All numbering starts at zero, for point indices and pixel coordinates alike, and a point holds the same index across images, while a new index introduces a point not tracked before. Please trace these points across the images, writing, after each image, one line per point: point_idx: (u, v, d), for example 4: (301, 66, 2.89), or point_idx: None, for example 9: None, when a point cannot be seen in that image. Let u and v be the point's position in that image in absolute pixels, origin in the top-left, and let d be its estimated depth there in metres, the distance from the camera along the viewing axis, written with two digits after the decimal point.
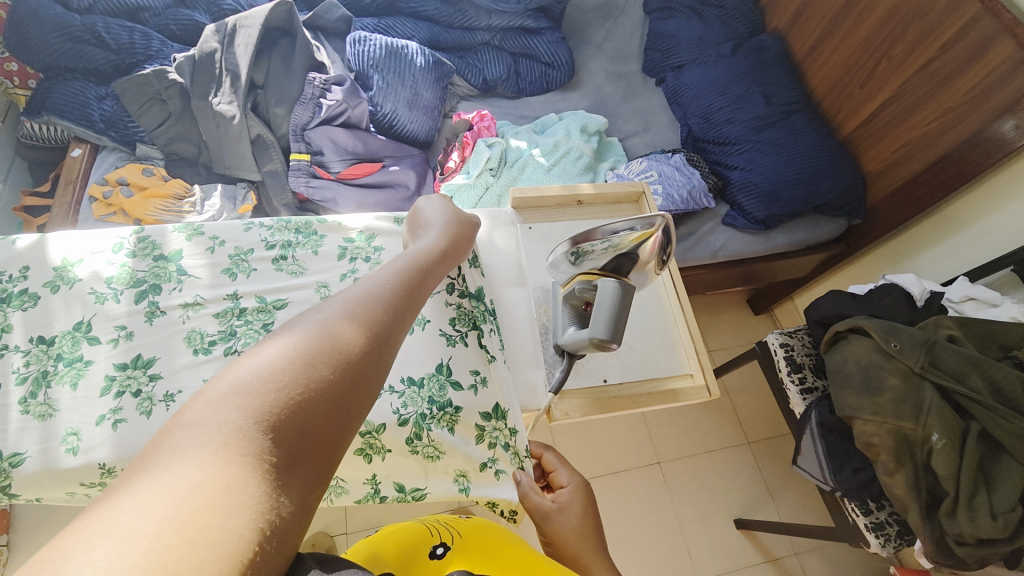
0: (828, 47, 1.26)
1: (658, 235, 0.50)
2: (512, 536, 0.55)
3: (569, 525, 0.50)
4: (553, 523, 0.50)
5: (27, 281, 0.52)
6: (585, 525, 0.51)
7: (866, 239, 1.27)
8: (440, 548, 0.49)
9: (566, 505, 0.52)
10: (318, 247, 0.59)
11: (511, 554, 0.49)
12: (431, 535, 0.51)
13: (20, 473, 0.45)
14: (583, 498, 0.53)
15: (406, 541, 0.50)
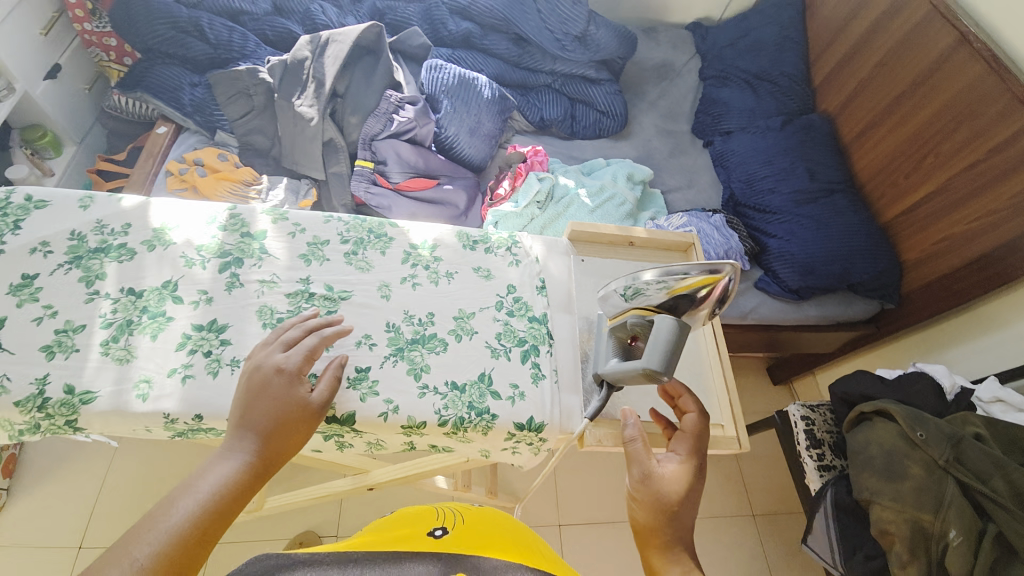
0: (876, 134, 1.31)
1: (722, 282, 0.52)
2: (516, 531, 0.59)
3: (670, 497, 0.49)
4: (652, 486, 0.50)
5: (127, 237, 0.57)
6: (680, 502, 0.50)
7: (897, 324, 1.28)
8: (439, 531, 0.53)
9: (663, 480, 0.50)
10: (386, 249, 0.63)
11: (507, 542, 0.52)
12: (437, 518, 0.57)
13: (88, 409, 0.47)
14: (691, 477, 0.52)
15: (411, 526, 0.55)
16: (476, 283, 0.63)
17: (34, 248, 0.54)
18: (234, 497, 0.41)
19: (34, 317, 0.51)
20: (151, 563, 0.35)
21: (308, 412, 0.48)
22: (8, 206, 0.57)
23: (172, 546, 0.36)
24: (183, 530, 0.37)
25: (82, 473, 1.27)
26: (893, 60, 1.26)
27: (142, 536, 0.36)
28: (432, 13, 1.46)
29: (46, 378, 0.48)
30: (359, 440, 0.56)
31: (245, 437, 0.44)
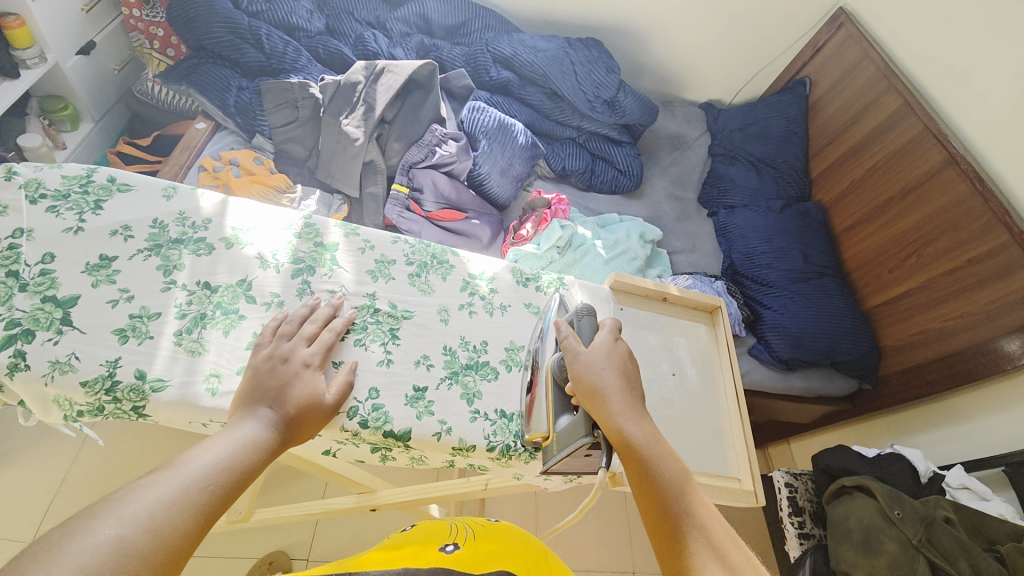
0: (866, 230, 1.46)
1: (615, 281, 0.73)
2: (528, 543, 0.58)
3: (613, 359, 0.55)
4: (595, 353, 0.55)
5: (206, 232, 0.58)
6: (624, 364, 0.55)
7: (873, 404, 1.37)
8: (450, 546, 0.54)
9: (619, 360, 0.56)
10: (447, 274, 0.66)
11: (515, 556, 0.53)
12: (450, 534, 0.57)
13: (158, 397, 0.48)
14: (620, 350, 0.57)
15: (424, 538, 0.56)
16: (527, 319, 0.66)
17: (115, 231, 0.55)
18: (254, 464, 0.44)
19: (110, 299, 0.52)
20: (182, 490, 0.39)
21: (323, 409, 0.50)
22: (89, 185, 0.58)
23: (200, 485, 0.40)
24: (211, 475, 0.41)
25: (44, 462, 1.21)
26: (886, 168, 1.42)
27: (177, 469, 0.40)
28: (477, 59, 1.57)
29: (118, 361, 0.49)
30: (403, 455, 0.56)
31: (264, 413, 0.47)
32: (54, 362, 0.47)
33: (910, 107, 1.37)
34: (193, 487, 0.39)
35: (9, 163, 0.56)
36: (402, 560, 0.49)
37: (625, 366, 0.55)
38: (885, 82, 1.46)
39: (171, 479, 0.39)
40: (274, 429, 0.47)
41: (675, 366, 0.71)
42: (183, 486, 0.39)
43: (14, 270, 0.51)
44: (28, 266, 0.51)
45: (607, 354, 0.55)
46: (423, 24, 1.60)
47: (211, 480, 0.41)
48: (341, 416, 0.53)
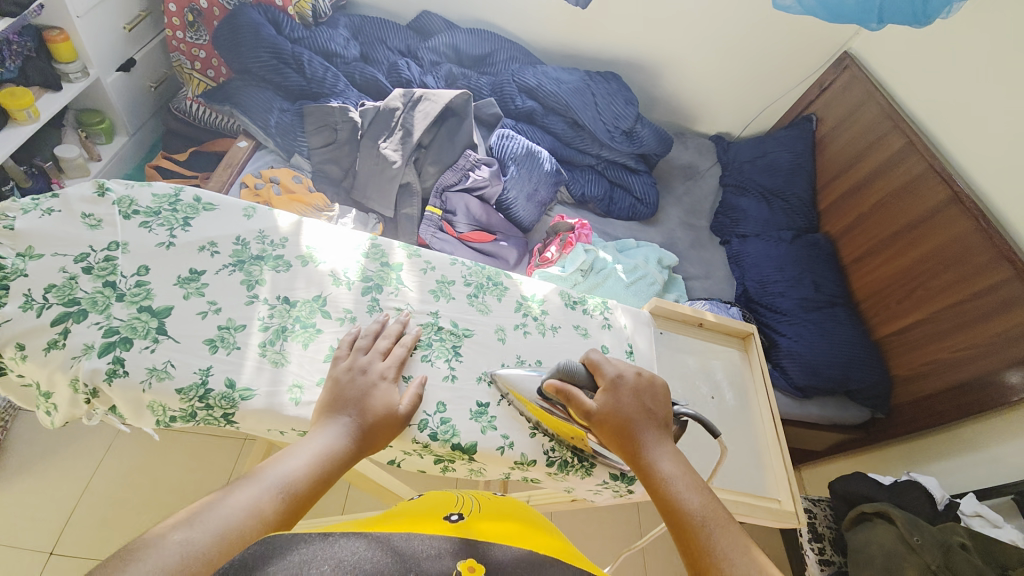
0: (872, 262, 1.51)
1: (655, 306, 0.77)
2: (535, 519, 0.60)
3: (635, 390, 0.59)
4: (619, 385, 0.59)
5: (284, 250, 0.62)
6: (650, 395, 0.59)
7: (886, 432, 1.41)
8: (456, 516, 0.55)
9: (651, 392, 0.59)
10: (502, 295, 0.69)
11: (529, 532, 0.54)
12: (455, 505, 0.58)
13: (247, 405, 0.51)
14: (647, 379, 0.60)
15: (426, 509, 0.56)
16: (577, 340, 0.70)
17: (203, 246, 0.59)
18: (327, 474, 0.48)
19: (200, 311, 0.55)
20: (262, 497, 0.43)
21: (395, 419, 0.54)
22: (177, 203, 0.61)
23: (276, 494, 0.44)
24: (286, 484, 0.45)
25: (65, 470, 1.21)
26: (891, 202, 1.49)
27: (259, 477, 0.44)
28: (504, 89, 1.64)
29: (209, 370, 0.52)
30: (463, 466, 0.59)
31: (341, 426, 0.51)
32: (152, 369, 0.50)
33: (914, 146, 1.45)
34: (275, 494, 0.44)
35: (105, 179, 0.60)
36: (410, 523, 0.49)
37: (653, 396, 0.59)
38: (889, 121, 1.54)
39: (252, 486, 0.43)
40: (350, 439, 0.50)
41: (714, 389, 0.74)
42: (263, 492, 0.43)
43: (112, 280, 0.54)
44: (125, 277, 0.54)
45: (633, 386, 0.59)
46: (453, 54, 1.68)
47: (290, 488, 0.45)
48: (412, 428, 0.56)
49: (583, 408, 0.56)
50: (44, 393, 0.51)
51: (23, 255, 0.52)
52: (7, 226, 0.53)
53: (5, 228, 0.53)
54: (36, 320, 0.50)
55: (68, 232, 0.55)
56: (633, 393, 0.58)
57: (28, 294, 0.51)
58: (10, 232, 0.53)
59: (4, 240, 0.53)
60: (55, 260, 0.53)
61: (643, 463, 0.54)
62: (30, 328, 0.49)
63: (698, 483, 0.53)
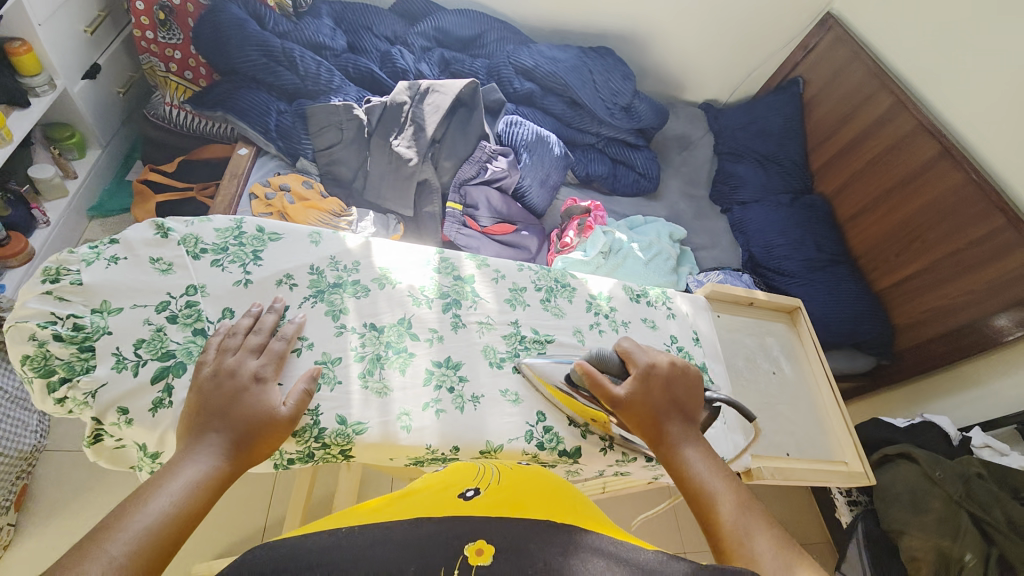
0: (868, 218, 1.58)
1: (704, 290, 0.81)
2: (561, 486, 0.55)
3: (661, 378, 0.60)
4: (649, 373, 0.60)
5: (359, 274, 0.63)
6: (669, 383, 0.61)
7: (890, 378, 1.52)
8: (471, 492, 0.49)
9: (681, 380, 0.61)
10: (572, 297, 0.71)
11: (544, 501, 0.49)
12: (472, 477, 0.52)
13: (363, 438, 0.53)
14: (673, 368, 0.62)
15: (444, 480, 0.52)
16: (646, 332, 0.72)
17: (279, 281, 0.60)
18: (211, 497, 0.44)
19: (294, 349, 0.56)
20: (135, 543, 0.39)
21: (279, 421, 0.50)
22: (242, 236, 0.61)
23: (165, 519, 0.41)
24: (173, 510, 0.42)
25: (100, 507, 1.16)
26: (884, 159, 1.54)
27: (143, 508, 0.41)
28: (500, 71, 1.60)
29: (319, 409, 0.53)
30: (564, 468, 0.64)
31: (212, 445, 0.46)
32: None
33: (904, 104, 1.48)
34: (150, 537, 0.40)
35: (162, 219, 0.60)
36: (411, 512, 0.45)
37: (674, 381, 0.61)
38: (877, 81, 1.57)
39: (123, 530, 0.39)
40: (229, 455, 0.47)
41: (773, 364, 0.79)
42: (139, 540, 0.39)
43: (201, 326, 0.55)
44: (211, 322, 0.56)
45: (658, 371, 0.61)
46: (441, 37, 1.62)
47: (165, 524, 0.41)
48: (520, 440, 0.58)
49: (610, 394, 0.58)
50: (149, 453, 0.52)
51: (100, 312, 0.53)
52: (74, 282, 0.53)
53: (73, 284, 0.53)
54: (135, 380, 0.51)
55: (142, 281, 0.55)
56: (664, 379, 0.61)
57: (118, 354, 0.51)
58: (78, 287, 0.53)
59: (75, 298, 0.53)
60: (136, 312, 0.54)
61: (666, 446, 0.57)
62: (130, 389, 0.50)
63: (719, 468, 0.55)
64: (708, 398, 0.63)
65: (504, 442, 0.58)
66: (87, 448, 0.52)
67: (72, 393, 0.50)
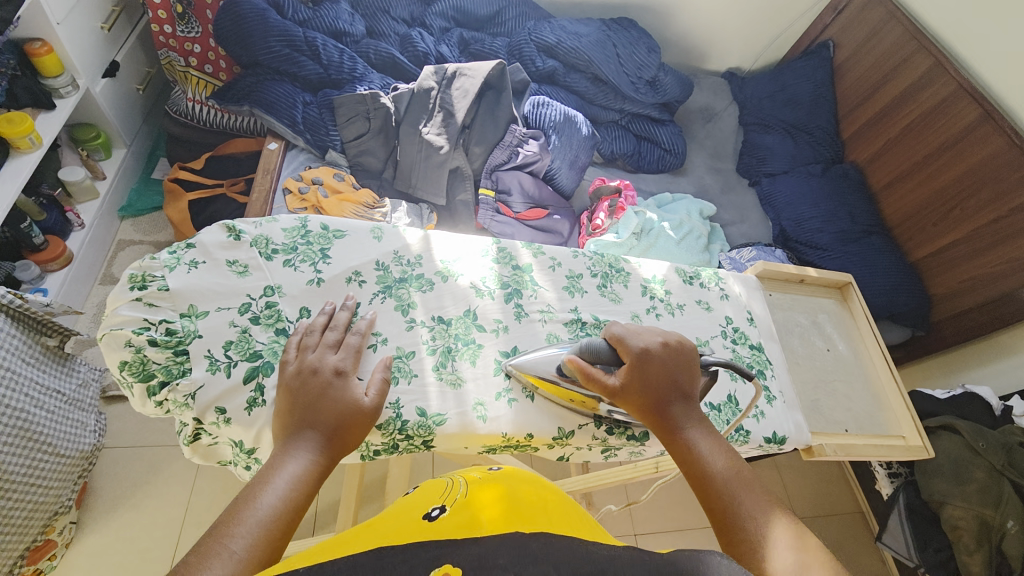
0: (904, 187, 1.53)
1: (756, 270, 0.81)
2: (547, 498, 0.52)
3: (662, 360, 0.59)
4: (649, 358, 0.59)
5: (422, 267, 0.67)
6: (670, 365, 0.59)
7: (927, 349, 1.51)
8: (436, 511, 0.47)
9: (678, 359, 0.60)
10: (626, 282, 0.73)
11: (525, 510, 0.47)
12: (440, 497, 0.49)
13: (444, 429, 0.58)
14: (674, 348, 0.60)
15: (410, 503, 0.49)
16: (701, 315, 0.72)
17: (349, 277, 0.64)
18: (310, 493, 0.48)
19: (369, 344, 0.60)
20: (252, 536, 0.42)
21: (364, 411, 0.54)
22: (308, 234, 0.66)
23: (273, 515, 0.44)
24: (279, 505, 0.45)
25: (160, 497, 1.22)
26: (921, 125, 1.48)
27: (252, 505, 0.44)
28: (522, 50, 1.57)
29: (399, 402, 0.58)
30: (626, 451, 0.68)
31: (309, 441, 0.50)
32: None
33: (943, 66, 1.42)
34: (263, 531, 0.43)
35: (232, 222, 0.64)
36: (383, 537, 0.42)
37: (682, 362, 0.60)
38: (915, 42, 1.49)
39: (239, 526, 0.42)
40: (321, 451, 0.50)
41: (828, 342, 0.83)
42: (253, 533, 0.42)
43: (281, 326, 0.59)
44: (291, 321, 0.60)
45: (661, 351, 0.60)
46: (460, 17, 1.58)
47: (276, 518, 0.44)
48: (591, 426, 0.63)
49: (605, 385, 0.58)
50: (245, 449, 0.56)
51: (188, 316, 0.57)
52: (161, 288, 0.58)
53: (159, 289, 0.58)
54: (228, 380, 0.55)
55: (223, 283, 0.59)
56: (661, 365, 0.59)
57: (210, 356, 0.56)
58: (164, 293, 0.58)
59: (163, 303, 0.57)
60: (221, 315, 0.58)
61: (669, 429, 0.57)
62: (225, 390, 0.55)
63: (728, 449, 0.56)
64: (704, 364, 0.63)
65: (576, 428, 0.62)
66: (185, 445, 0.57)
67: (172, 394, 0.55)
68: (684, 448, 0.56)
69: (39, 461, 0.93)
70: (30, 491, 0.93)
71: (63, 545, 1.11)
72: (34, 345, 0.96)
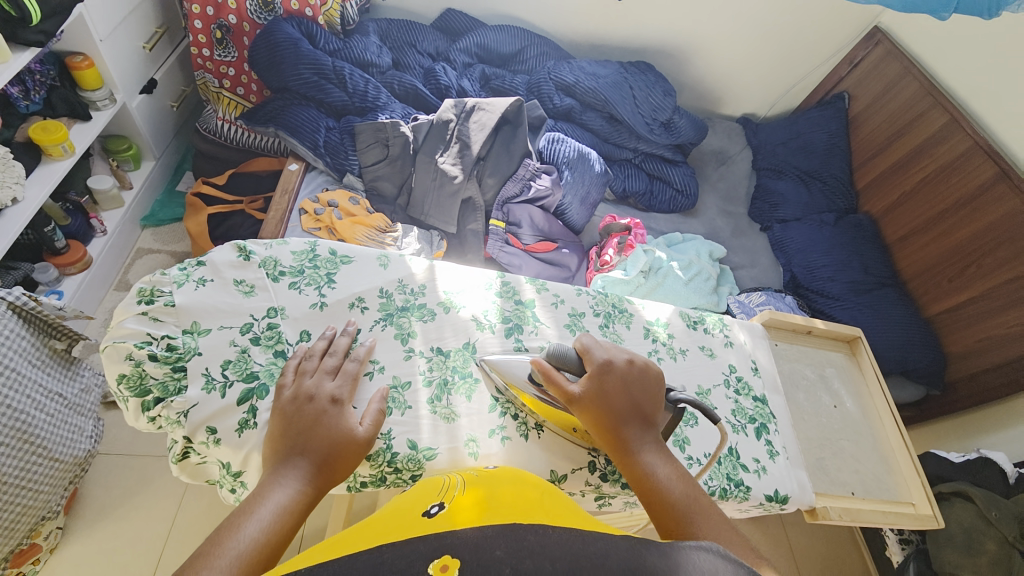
0: (918, 241, 1.52)
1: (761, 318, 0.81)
2: (550, 494, 0.49)
3: (621, 376, 0.59)
4: (611, 371, 0.59)
5: (425, 297, 0.68)
6: (628, 385, 0.58)
7: (940, 408, 1.46)
8: (435, 509, 0.44)
9: (641, 383, 0.59)
10: (629, 323, 0.72)
11: (521, 505, 0.45)
12: (436, 495, 0.47)
13: (433, 464, 0.57)
14: (633, 367, 0.59)
15: (408, 502, 0.47)
16: (704, 362, 0.71)
17: (352, 303, 0.65)
18: (293, 525, 0.47)
19: (366, 372, 0.60)
20: (230, 568, 0.41)
21: (357, 441, 0.53)
22: (316, 258, 0.67)
23: (255, 546, 0.43)
24: (259, 536, 0.44)
25: (147, 510, 1.20)
26: (936, 180, 1.48)
27: (233, 534, 0.43)
28: (541, 87, 1.61)
29: (390, 433, 0.57)
30: (619, 500, 0.66)
31: (297, 469, 0.50)
32: None
33: (958, 123, 1.43)
34: (243, 561, 0.42)
35: (243, 242, 0.65)
36: (378, 537, 0.40)
37: (644, 385, 0.59)
38: (930, 99, 1.51)
39: (221, 554, 0.41)
40: (306, 481, 0.50)
41: (836, 398, 0.81)
42: (234, 563, 0.41)
43: (280, 349, 0.60)
44: (291, 344, 0.61)
45: (621, 367, 0.59)
46: (483, 54, 1.64)
47: (259, 548, 0.43)
48: (584, 470, 0.62)
49: (566, 392, 0.58)
50: (232, 472, 0.56)
51: (191, 333, 0.58)
52: (167, 303, 0.59)
53: (166, 305, 0.58)
54: (222, 401, 0.55)
55: (228, 302, 0.60)
56: (621, 378, 0.58)
57: (207, 374, 0.56)
58: (170, 308, 0.59)
59: (168, 319, 0.58)
60: (223, 333, 0.59)
61: (626, 450, 0.56)
62: (219, 409, 0.55)
63: (683, 472, 0.55)
64: (673, 400, 0.61)
65: (568, 472, 0.61)
66: (173, 464, 0.57)
67: (165, 411, 0.55)
68: (642, 473, 0.55)
69: (32, 465, 0.93)
70: (19, 494, 0.92)
71: (45, 552, 1.10)
72: (42, 347, 0.98)
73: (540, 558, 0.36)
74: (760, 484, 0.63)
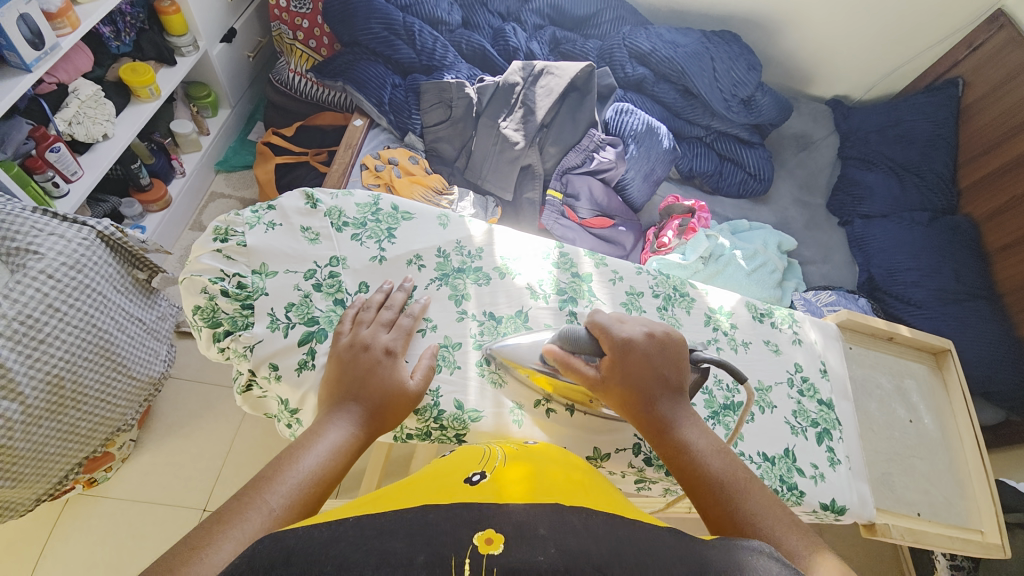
0: (1022, 253, 1.35)
1: (839, 318, 0.74)
2: (588, 473, 0.48)
3: (644, 351, 0.56)
4: (632, 342, 0.56)
5: (482, 261, 0.67)
6: (654, 356, 0.56)
7: (1020, 437, 1.32)
8: (477, 477, 0.44)
9: (668, 354, 0.56)
10: (690, 308, 0.68)
11: (561, 483, 0.44)
12: (480, 463, 0.47)
13: (478, 427, 0.57)
14: (658, 340, 0.57)
15: (452, 465, 0.48)
16: (768, 357, 0.67)
17: (410, 260, 0.65)
18: (345, 464, 0.49)
19: (419, 329, 0.61)
20: (290, 496, 0.44)
21: (409, 393, 0.54)
22: (379, 212, 0.67)
23: (312, 477, 0.46)
24: (315, 471, 0.46)
25: (209, 433, 1.31)
26: None
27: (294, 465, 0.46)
28: (613, 54, 1.53)
29: (439, 391, 0.58)
30: (660, 486, 0.64)
31: (351, 413, 0.51)
32: None
33: None
34: (300, 492, 0.45)
35: (311, 190, 0.67)
36: (423, 497, 0.40)
37: (673, 359, 0.56)
38: None
39: (280, 483, 0.44)
40: (359, 426, 0.51)
41: (912, 412, 0.74)
42: (292, 494, 0.44)
43: (340, 297, 0.61)
44: (350, 293, 0.62)
45: (645, 338, 0.57)
46: (555, 15, 1.56)
47: (313, 482, 0.46)
48: (628, 453, 0.60)
49: (584, 373, 0.56)
50: (289, 408, 0.58)
51: (259, 273, 0.60)
52: (240, 243, 0.61)
53: (238, 245, 0.61)
54: (285, 340, 0.57)
55: (295, 247, 0.62)
56: (644, 354, 0.56)
57: (272, 314, 0.58)
58: (242, 248, 0.61)
59: (239, 258, 0.61)
60: (288, 277, 0.60)
61: (661, 429, 0.54)
62: (281, 348, 0.57)
63: (719, 445, 0.54)
64: (696, 359, 0.59)
65: (612, 451, 0.60)
66: (237, 394, 0.60)
67: (233, 343, 0.58)
68: (677, 449, 0.53)
69: (112, 380, 1.02)
70: (100, 406, 1.02)
71: (118, 461, 1.21)
72: (127, 275, 1.06)
73: (585, 537, 0.35)
74: (815, 491, 0.60)
